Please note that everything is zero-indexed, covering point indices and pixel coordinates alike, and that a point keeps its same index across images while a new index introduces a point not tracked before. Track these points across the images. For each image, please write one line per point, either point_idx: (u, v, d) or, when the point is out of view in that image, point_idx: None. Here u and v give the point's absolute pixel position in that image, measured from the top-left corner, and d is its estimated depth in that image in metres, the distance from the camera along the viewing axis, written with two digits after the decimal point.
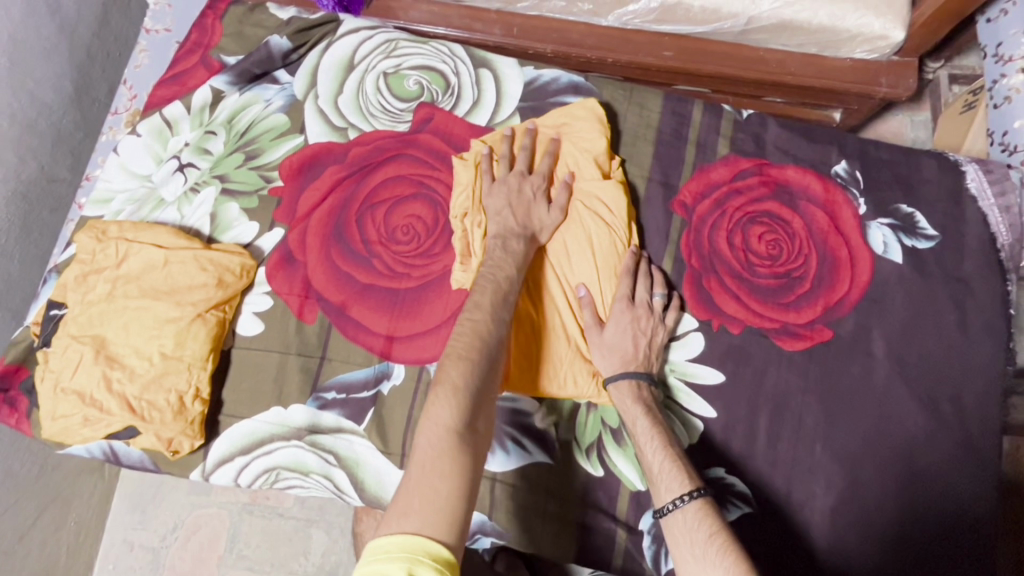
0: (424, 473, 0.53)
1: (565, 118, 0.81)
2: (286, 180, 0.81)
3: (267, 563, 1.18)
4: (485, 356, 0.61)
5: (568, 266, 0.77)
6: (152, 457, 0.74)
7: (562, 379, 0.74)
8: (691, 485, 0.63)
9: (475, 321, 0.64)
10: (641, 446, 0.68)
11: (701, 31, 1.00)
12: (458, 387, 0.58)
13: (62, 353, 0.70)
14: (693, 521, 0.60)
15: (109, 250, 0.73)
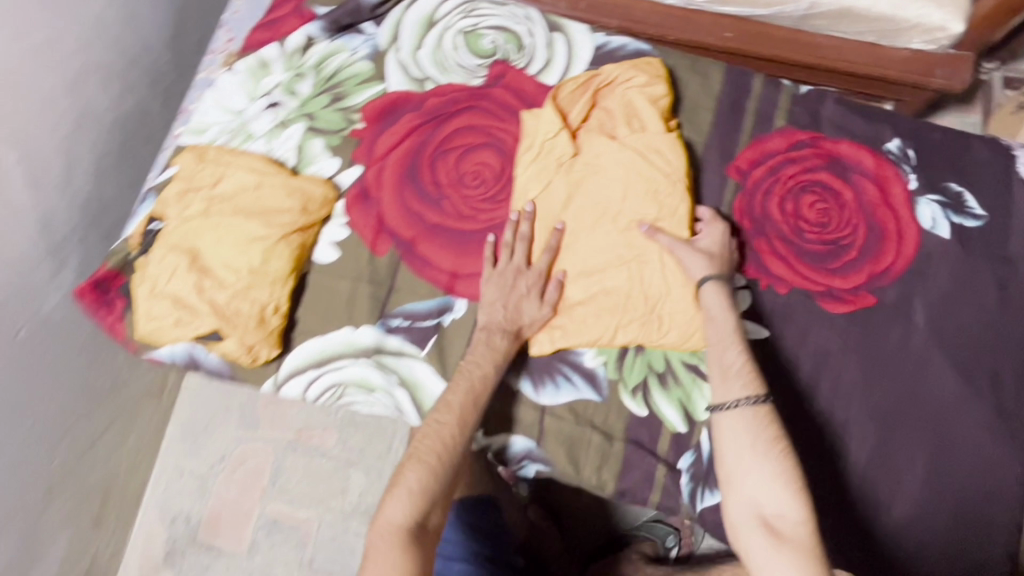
0: (378, 567, 0.61)
1: (631, 74, 0.86)
2: (367, 123, 0.87)
3: (307, 498, 1.24)
4: (445, 460, 0.68)
5: (615, 225, 0.81)
6: (230, 365, 0.80)
7: (611, 326, 0.78)
8: (758, 391, 0.69)
9: (436, 426, 0.70)
10: (723, 347, 0.72)
11: (763, 14, 1.04)
12: (411, 491, 0.66)
13: (160, 261, 0.76)
14: (756, 421, 0.67)
15: (207, 172, 0.80)
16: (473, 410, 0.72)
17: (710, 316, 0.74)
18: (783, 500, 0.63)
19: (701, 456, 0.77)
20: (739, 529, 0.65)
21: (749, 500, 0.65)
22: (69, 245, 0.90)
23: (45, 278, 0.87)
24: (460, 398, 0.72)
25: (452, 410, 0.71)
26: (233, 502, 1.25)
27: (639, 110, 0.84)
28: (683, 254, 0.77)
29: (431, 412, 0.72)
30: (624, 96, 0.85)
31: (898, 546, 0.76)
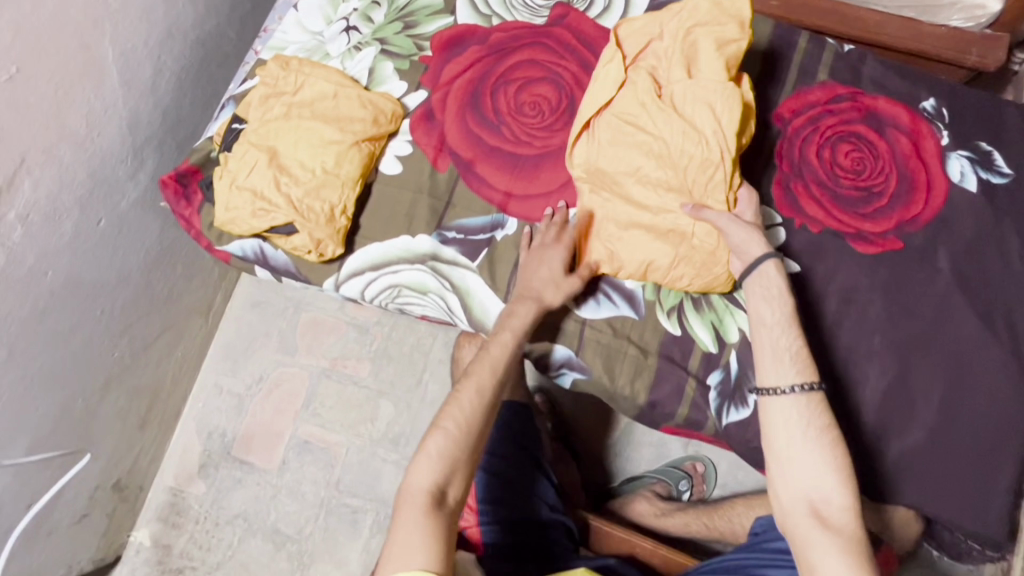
0: (407, 526, 0.67)
1: (700, 13, 0.82)
2: (435, 51, 0.93)
3: (338, 423, 1.30)
4: (465, 428, 0.74)
5: (652, 177, 0.80)
6: (295, 262, 0.87)
7: (638, 269, 0.81)
8: (809, 377, 0.74)
9: (459, 399, 0.76)
10: (776, 334, 0.76)
11: None
12: (435, 455, 0.72)
13: (241, 157, 0.83)
14: (809, 410, 0.73)
15: (290, 79, 0.86)
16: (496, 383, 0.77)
17: (766, 290, 0.77)
18: (832, 487, 0.70)
19: (729, 375, 0.82)
20: (785, 510, 0.72)
21: (797, 486, 0.72)
22: (148, 148, 0.97)
23: (126, 175, 0.94)
24: (484, 377, 0.77)
25: (472, 387, 0.77)
26: (267, 423, 1.31)
27: (699, 57, 0.81)
28: (733, 231, 0.77)
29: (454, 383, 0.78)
30: (688, 37, 0.82)
31: (907, 469, 0.81)
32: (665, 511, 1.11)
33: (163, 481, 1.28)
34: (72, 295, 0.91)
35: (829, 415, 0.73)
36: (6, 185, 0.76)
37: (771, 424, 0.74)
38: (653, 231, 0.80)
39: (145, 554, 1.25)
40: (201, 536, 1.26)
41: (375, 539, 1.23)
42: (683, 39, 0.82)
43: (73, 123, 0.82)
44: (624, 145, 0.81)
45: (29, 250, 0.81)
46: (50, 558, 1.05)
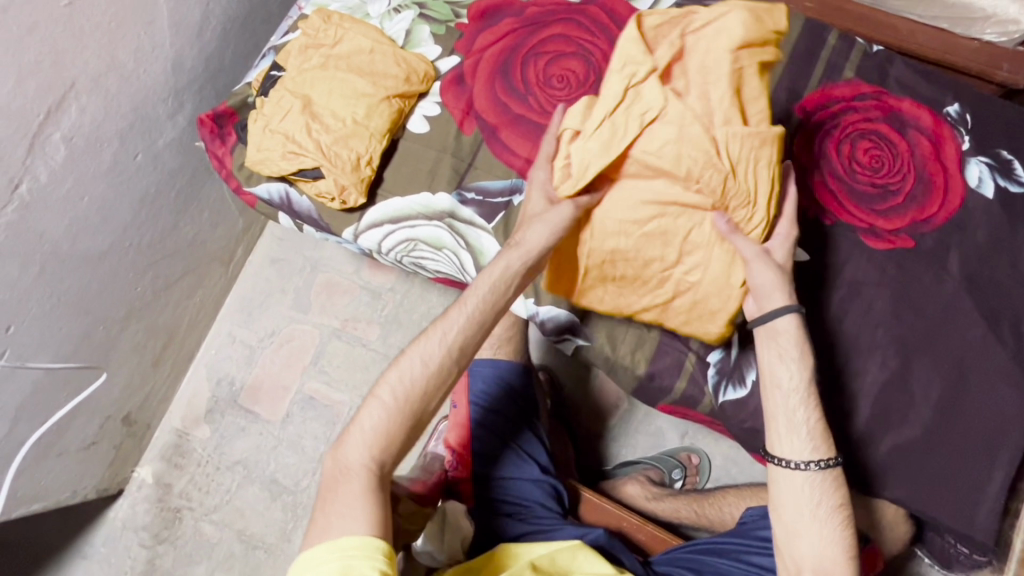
0: (340, 500, 0.63)
1: (746, 29, 0.73)
2: (471, 19, 0.96)
3: (343, 382, 1.33)
4: (407, 408, 0.68)
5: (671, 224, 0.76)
6: (318, 209, 0.90)
7: (636, 300, 0.82)
8: (827, 454, 0.75)
9: (401, 366, 0.70)
10: (796, 408, 0.76)
11: None
12: (369, 429, 0.68)
13: (277, 102, 0.86)
14: (824, 486, 0.75)
15: (330, 32, 0.90)
16: (450, 365, 0.71)
17: (782, 347, 0.76)
18: (838, 562, 0.72)
19: (730, 354, 0.84)
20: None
21: (800, 556, 0.74)
22: (188, 91, 1.00)
23: (165, 114, 0.98)
24: (435, 348, 0.70)
25: (417, 356, 0.70)
26: (275, 375, 1.34)
27: (747, 90, 0.74)
28: (757, 267, 0.76)
29: (403, 353, 0.71)
30: (737, 63, 0.73)
31: (899, 463, 0.82)
32: (657, 496, 1.11)
33: (169, 422, 1.32)
34: (104, 223, 0.94)
35: (842, 494, 0.75)
36: (55, 106, 0.80)
37: (780, 493, 0.76)
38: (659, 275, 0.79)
39: (146, 490, 1.29)
40: (201, 479, 1.29)
41: None
42: (723, 62, 0.73)
43: (121, 56, 0.86)
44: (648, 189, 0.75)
45: (68, 173, 0.85)
46: (57, 479, 1.09)
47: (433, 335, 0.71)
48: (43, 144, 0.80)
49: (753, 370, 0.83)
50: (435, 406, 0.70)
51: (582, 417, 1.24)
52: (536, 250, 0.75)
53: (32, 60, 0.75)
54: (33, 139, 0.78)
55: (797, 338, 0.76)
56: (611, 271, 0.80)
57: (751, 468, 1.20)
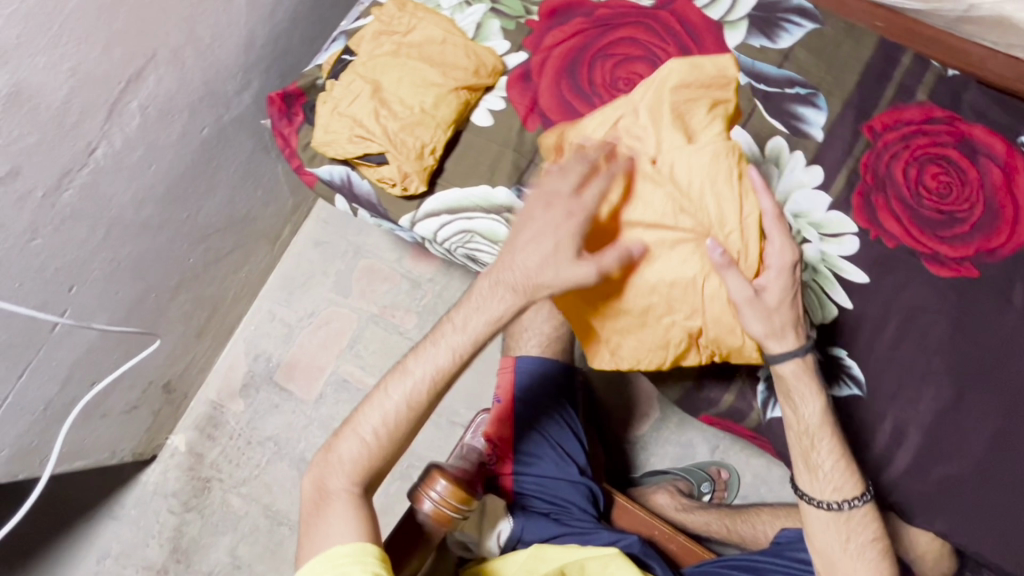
0: (324, 522, 0.66)
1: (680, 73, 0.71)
2: (541, 17, 0.96)
3: (377, 368, 1.34)
4: (382, 439, 0.69)
5: (651, 269, 0.72)
6: (378, 194, 0.91)
7: (663, 357, 0.77)
8: (858, 491, 0.79)
9: (380, 404, 0.70)
10: (817, 446, 0.78)
11: (919, 8, 0.99)
12: (346, 459, 0.70)
13: (347, 85, 0.87)
14: (858, 521, 0.79)
15: (404, 21, 0.91)
16: (412, 408, 0.69)
17: (791, 390, 0.78)
18: None
19: None
20: None
21: None
22: (256, 70, 1.02)
23: (233, 90, 0.99)
24: (415, 380, 0.69)
25: (399, 393, 0.69)
26: (311, 355, 1.35)
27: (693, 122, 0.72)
28: (748, 309, 0.70)
29: (374, 394, 0.71)
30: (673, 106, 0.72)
31: (945, 495, 0.81)
32: (687, 508, 1.11)
33: (205, 393, 1.35)
34: (167, 194, 0.96)
35: (873, 527, 0.80)
36: (135, 76, 0.81)
37: (811, 528, 0.81)
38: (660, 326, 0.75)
39: (178, 458, 1.32)
40: (232, 451, 1.32)
41: (394, 484, 1.27)
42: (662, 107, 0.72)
43: (200, 30, 0.87)
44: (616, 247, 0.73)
45: (140, 142, 0.86)
46: (98, 439, 1.12)
47: (416, 371, 0.69)
48: (121, 112, 0.81)
49: None
50: (415, 434, 0.71)
51: (614, 417, 1.24)
52: (496, 311, 0.69)
53: (119, 28, 0.76)
54: (112, 107, 0.80)
55: (803, 375, 0.76)
56: (613, 323, 0.77)
57: (783, 489, 1.18)
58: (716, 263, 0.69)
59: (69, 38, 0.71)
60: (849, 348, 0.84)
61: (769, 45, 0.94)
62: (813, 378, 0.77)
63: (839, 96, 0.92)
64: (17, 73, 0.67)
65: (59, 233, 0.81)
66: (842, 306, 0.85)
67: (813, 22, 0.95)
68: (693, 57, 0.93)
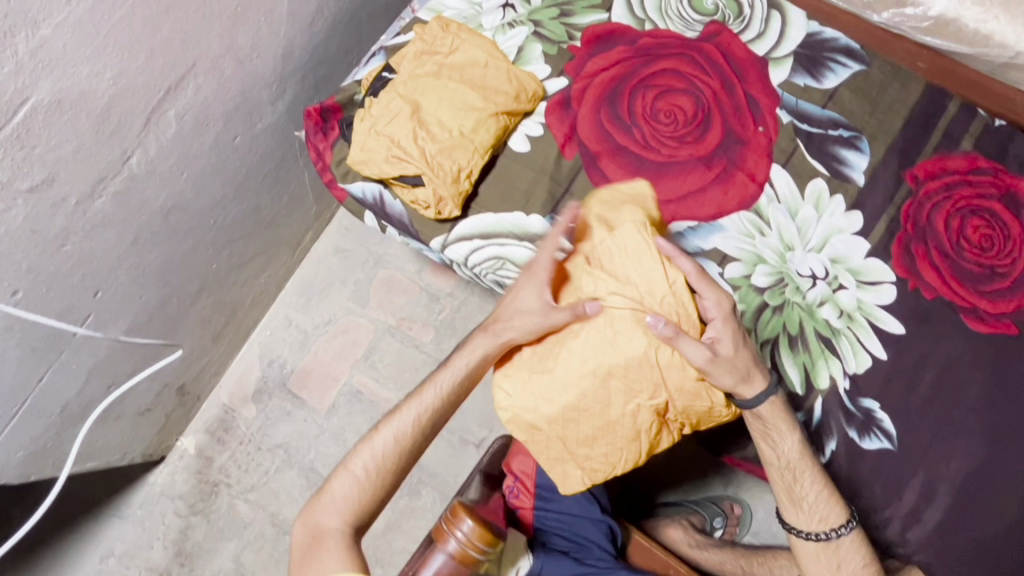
0: (313, 560, 0.67)
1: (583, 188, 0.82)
2: (584, 43, 0.94)
3: (391, 381, 1.32)
4: (372, 476, 0.72)
5: (596, 360, 0.73)
6: (410, 216, 0.90)
7: (639, 448, 0.76)
8: (844, 519, 0.79)
9: (371, 442, 0.73)
10: (800, 479, 0.79)
11: (964, 52, 0.94)
12: (339, 497, 0.72)
13: (387, 104, 0.86)
14: (847, 549, 0.79)
15: (446, 41, 0.90)
16: (397, 454, 0.73)
17: (767, 428, 0.78)
18: None
19: (811, 420, 0.84)
20: None
21: None
22: (291, 79, 1.01)
23: (268, 99, 0.98)
24: (405, 424, 0.73)
25: (389, 432, 0.73)
26: (326, 364, 1.34)
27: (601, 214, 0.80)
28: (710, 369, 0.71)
29: (363, 441, 0.74)
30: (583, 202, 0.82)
31: (973, 556, 0.79)
32: (700, 544, 1.09)
33: (217, 397, 1.34)
34: (195, 201, 0.95)
35: (864, 553, 0.79)
36: (175, 84, 0.80)
37: (803, 559, 0.81)
38: (628, 418, 0.74)
39: (187, 460, 1.31)
40: (241, 457, 1.31)
41: (402, 499, 1.26)
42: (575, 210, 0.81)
43: (241, 41, 0.86)
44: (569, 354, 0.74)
45: (173, 150, 0.85)
46: (111, 440, 1.11)
47: (405, 410, 0.74)
48: (158, 121, 0.80)
49: (834, 440, 0.83)
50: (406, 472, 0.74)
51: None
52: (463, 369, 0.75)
53: (162, 38, 0.75)
54: (150, 116, 0.78)
55: (778, 414, 0.77)
56: (578, 432, 0.75)
57: None
58: (667, 338, 0.69)
59: (114, 47, 0.70)
60: (881, 402, 0.82)
61: (814, 84, 0.92)
62: (785, 414, 0.77)
63: (883, 141, 0.90)
64: (60, 81, 0.66)
65: (89, 239, 0.80)
66: (877, 357, 0.83)
67: (859, 63, 0.93)
68: (736, 93, 0.92)
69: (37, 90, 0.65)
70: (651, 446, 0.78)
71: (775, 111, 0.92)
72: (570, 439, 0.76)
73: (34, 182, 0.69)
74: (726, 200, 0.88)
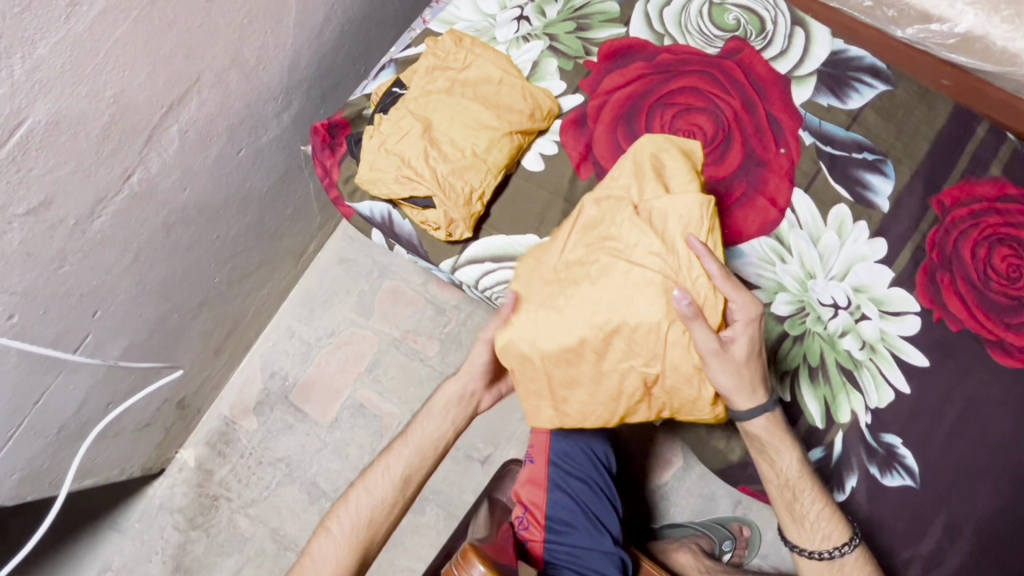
0: None
1: (654, 141, 0.74)
2: (600, 59, 0.91)
3: (395, 395, 1.29)
4: (350, 535, 0.77)
5: (607, 311, 0.69)
6: (420, 236, 0.87)
7: (615, 408, 0.74)
8: (844, 538, 0.76)
9: (350, 504, 0.79)
10: (800, 498, 0.76)
11: (989, 70, 0.91)
12: (319, 558, 0.77)
13: (397, 122, 0.83)
14: (850, 570, 0.76)
15: (459, 56, 0.87)
16: (377, 511, 0.78)
17: (765, 446, 0.75)
18: None
19: (830, 456, 0.82)
20: None
21: None
22: (298, 90, 0.97)
23: (274, 111, 0.95)
24: (379, 482, 0.79)
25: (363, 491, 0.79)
26: (328, 377, 1.31)
27: (667, 172, 0.74)
28: (713, 362, 0.67)
29: (343, 503, 0.80)
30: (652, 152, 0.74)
31: None
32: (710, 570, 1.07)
33: (218, 409, 1.31)
34: (198, 216, 0.92)
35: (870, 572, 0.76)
36: (178, 100, 0.77)
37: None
38: (615, 374, 0.71)
39: (186, 473, 1.29)
40: (242, 470, 1.28)
41: (405, 517, 1.23)
42: (632, 162, 0.74)
43: (246, 53, 0.83)
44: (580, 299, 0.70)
45: (175, 166, 0.82)
46: (110, 456, 1.09)
47: (379, 470, 0.80)
48: (160, 138, 0.77)
49: (854, 476, 0.81)
50: (384, 529, 0.79)
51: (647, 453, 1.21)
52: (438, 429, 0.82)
53: (166, 53, 0.72)
54: (153, 132, 0.76)
55: (776, 432, 0.74)
56: (564, 377, 0.73)
57: None
58: (686, 316, 0.65)
59: (114, 64, 0.67)
60: (903, 437, 0.80)
61: (838, 105, 0.89)
62: (784, 431, 0.74)
63: (909, 165, 0.87)
64: (58, 102, 0.63)
65: (88, 259, 0.77)
66: (900, 391, 0.81)
67: (885, 84, 0.90)
68: (758, 112, 0.88)
69: (33, 111, 0.62)
70: (625, 413, 0.75)
71: (797, 132, 0.88)
72: (556, 380, 0.74)
73: (31, 206, 0.66)
74: (746, 225, 0.86)
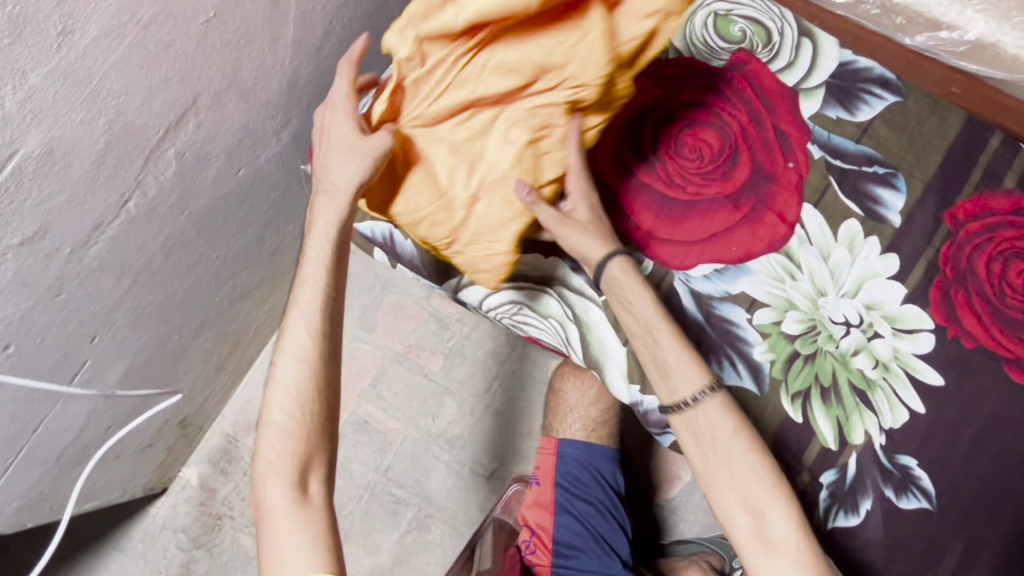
0: (277, 531, 0.68)
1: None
2: None
3: (399, 411, 1.28)
4: (301, 416, 0.71)
5: (481, 126, 0.73)
6: (420, 256, 0.90)
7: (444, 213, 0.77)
8: (707, 380, 0.76)
9: (281, 384, 0.72)
10: (659, 341, 0.78)
11: (1000, 77, 0.88)
12: (273, 455, 0.71)
13: None
14: (716, 415, 0.75)
15: None
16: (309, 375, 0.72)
17: (623, 293, 0.80)
18: (774, 501, 0.74)
19: (845, 477, 0.82)
20: (728, 519, 0.75)
21: (734, 494, 0.75)
22: (297, 107, 0.96)
23: (273, 129, 0.94)
24: (299, 347, 0.72)
25: (289, 360, 0.72)
26: None
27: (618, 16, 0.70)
28: (569, 234, 0.79)
29: (275, 385, 0.72)
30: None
31: None
32: None
33: (221, 425, 1.31)
34: (197, 238, 0.91)
35: (738, 416, 0.76)
36: (173, 123, 0.75)
37: (682, 437, 0.77)
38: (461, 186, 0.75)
39: (189, 491, 1.27)
40: (245, 488, 1.27)
41: (410, 534, 1.21)
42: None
43: (243, 73, 0.81)
44: (476, 85, 0.70)
45: (175, 188, 0.81)
46: (112, 478, 1.08)
47: (294, 332, 0.72)
48: (157, 161, 0.76)
49: (869, 499, 0.81)
50: (329, 391, 0.73)
51: (654, 467, 1.18)
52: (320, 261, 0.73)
53: (162, 77, 0.71)
54: (149, 156, 0.74)
55: (628, 272, 0.80)
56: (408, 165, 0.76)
57: None
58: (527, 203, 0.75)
59: (107, 92, 0.65)
60: (919, 458, 0.79)
61: (847, 117, 0.87)
62: (639, 278, 0.80)
63: (923, 179, 0.85)
64: (51, 131, 0.62)
65: (86, 286, 0.76)
66: (914, 412, 0.80)
67: (896, 96, 0.87)
68: (765, 126, 0.87)
69: (26, 141, 0.60)
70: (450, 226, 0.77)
71: (806, 145, 0.87)
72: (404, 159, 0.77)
73: (25, 236, 0.65)
74: (755, 242, 0.84)
